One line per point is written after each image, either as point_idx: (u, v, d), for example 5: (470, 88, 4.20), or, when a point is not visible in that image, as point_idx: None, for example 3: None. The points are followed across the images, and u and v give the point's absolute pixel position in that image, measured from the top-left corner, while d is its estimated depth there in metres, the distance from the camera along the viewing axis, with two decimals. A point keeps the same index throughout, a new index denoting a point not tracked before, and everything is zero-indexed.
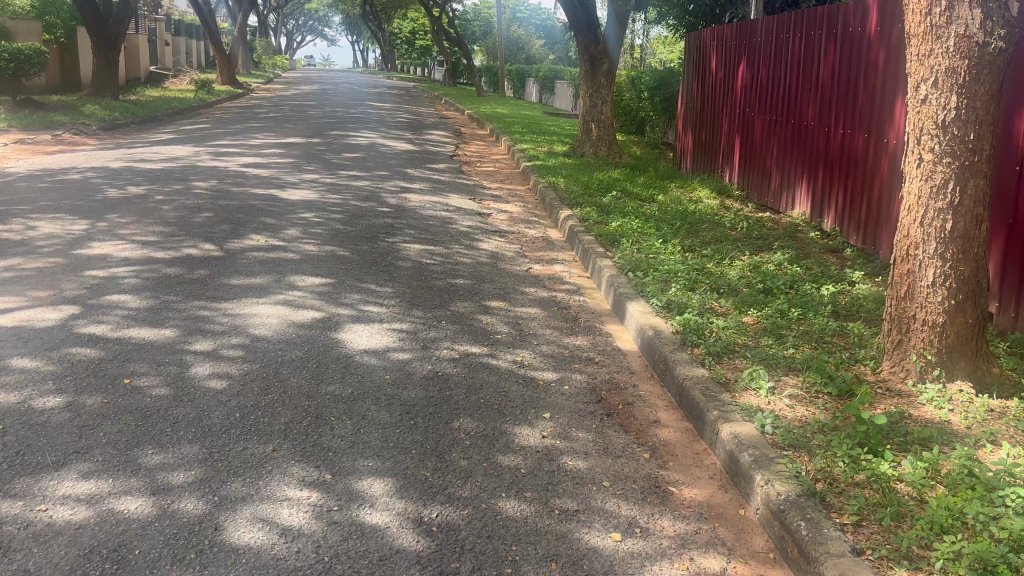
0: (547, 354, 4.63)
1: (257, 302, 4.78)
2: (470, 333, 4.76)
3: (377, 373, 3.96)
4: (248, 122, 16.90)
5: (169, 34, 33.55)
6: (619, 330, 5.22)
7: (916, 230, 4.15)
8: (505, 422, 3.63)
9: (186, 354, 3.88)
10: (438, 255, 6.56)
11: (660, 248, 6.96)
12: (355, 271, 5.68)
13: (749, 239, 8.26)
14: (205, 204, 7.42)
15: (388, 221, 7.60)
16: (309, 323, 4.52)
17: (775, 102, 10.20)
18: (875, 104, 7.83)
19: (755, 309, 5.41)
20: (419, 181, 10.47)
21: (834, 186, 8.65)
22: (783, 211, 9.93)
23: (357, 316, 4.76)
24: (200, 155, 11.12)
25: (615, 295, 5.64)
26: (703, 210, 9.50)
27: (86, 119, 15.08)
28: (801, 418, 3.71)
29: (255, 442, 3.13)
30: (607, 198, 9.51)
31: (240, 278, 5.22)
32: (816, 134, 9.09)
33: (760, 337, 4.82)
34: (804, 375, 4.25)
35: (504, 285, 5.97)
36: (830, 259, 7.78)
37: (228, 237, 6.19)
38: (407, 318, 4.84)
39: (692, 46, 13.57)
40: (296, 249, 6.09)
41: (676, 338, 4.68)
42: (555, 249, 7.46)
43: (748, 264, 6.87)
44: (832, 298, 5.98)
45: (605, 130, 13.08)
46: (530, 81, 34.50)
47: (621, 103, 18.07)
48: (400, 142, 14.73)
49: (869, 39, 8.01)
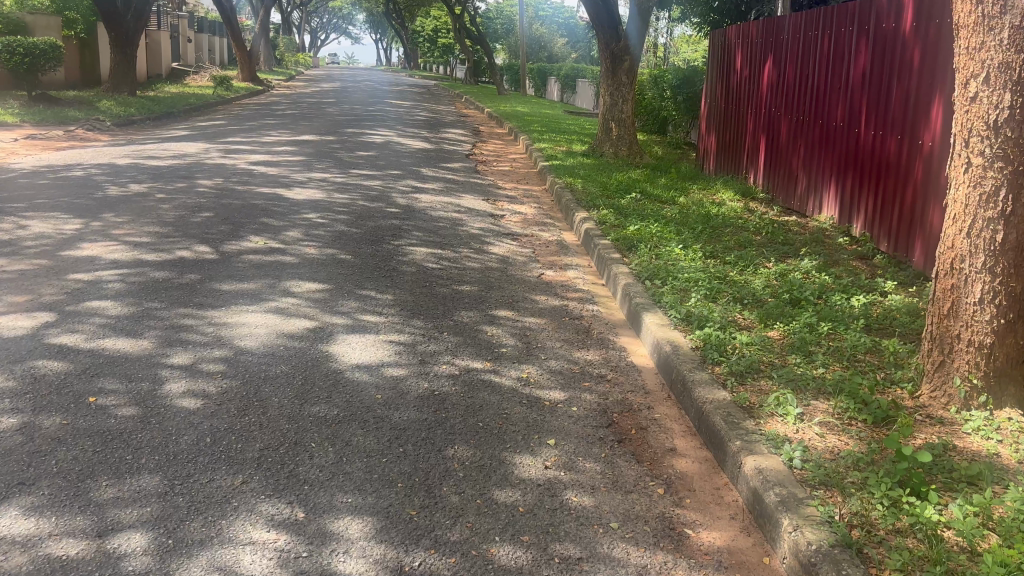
0: (554, 370, 4.29)
1: (247, 311, 4.47)
2: (473, 346, 4.43)
3: (368, 391, 3.64)
4: (263, 120, 16.70)
5: (192, 30, 33.56)
6: (634, 344, 4.87)
7: (962, 241, 3.77)
8: (505, 450, 3.30)
9: (160, 369, 3.58)
10: (445, 259, 6.23)
11: (680, 254, 6.60)
12: (354, 277, 5.37)
13: (774, 244, 7.86)
14: (207, 203, 7.16)
15: (395, 222, 7.30)
16: (299, 334, 4.21)
17: (802, 102, 9.80)
18: (909, 104, 7.41)
19: (781, 323, 5.04)
20: (432, 181, 10.17)
21: (864, 189, 8.24)
22: (809, 215, 9.53)
23: (352, 326, 4.44)
24: (211, 152, 10.89)
25: (630, 305, 5.29)
26: (725, 213, 9.11)
27: (101, 115, 14.93)
28: (833, 450, 3.35)
29: (223, 473, 2.82)
30: (626, 200, 9.15)
31: (231, 284, 4.92)
32: (846, 135, 8.68)
33: (786, 355, 4.46)
34: (835, 399, 3.88)
35: (512, 293, 5.64)
36: (860, 266, 7.37)
37: (225, 239, 5.91)
38: (406, 329, 4.52)
39: (717, 43, 13.15)
40: (295, 253, 5.79)
41: (695, 354, 4.32)
42: (569, 253, 7.12)
43: (774, 272, 6.50)
44: (863, 311, 5.59)
45: (626, 129, 12.70)
46: (552, 80, 34.15)
47: (644, 102, 17.68)
48: (416, 141, 14.44)
49: (903, 37, 7.58)
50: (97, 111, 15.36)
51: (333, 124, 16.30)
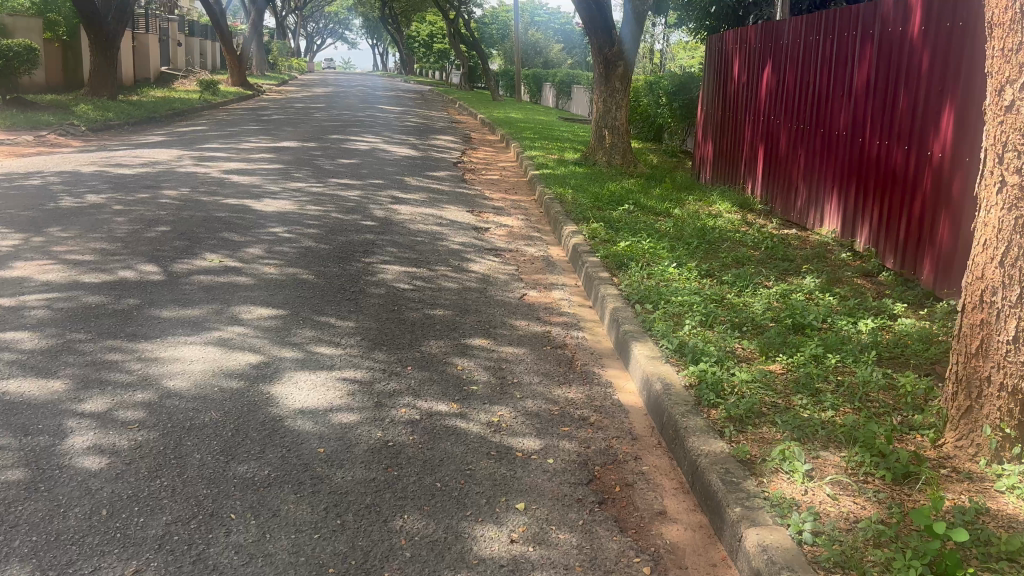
0: (531, 412, 3.78)
1: (184, 344, 3.97)
2: (439, 384, 3.92)
3: (310, 444, 3.15)
4: (246, 125, 16.21)
5: (182, 33, 33.06)
6: (621, 378, 4.38)
7: (993, 271, 3.29)
8: (464, 519, 2.80)
9: (66, 419, 3.10)
10: (418, 279, 5.74)
11: (674, 273, 6.12)
12: (314, 300, 4.88)
13: (773, 261, 7.39)
14: (166, 216, 6.68)
15: (369, 236, 6.82)
16: (240, 373, 3.71)
17: (802, 110, 9.34)
18: (917, 113, 6.95)
19: (784, 355, 4.55)
20: (415, 191, 9.69)
21: (869, 201, 7.77)
22: (810, 228, 9.07)
23: (303, 361, 3.95)
24: (183, 159, 10.41)
25: (619, 333, 4.79)
26: (722, 226, 8.64)
27: (76, 120, 14.44)
28: (850, 518, 2.86)
29: (113, 557, 2.34)
30: (617, 212, 8.69)
31: (171, 310, 4.43)
32: (849, 145, 8.22)
33: (791, 395, 3.96)
34: (848, 451, 3.37)
35: (489, 317, 5.14)
36: (865, 285, 6.90)
37: (176, 257, 5.43)
38: (364, 363, 4.01)
39: (714, 49, 12.69)
40: (252, 273, 5.30)
41: (689, 395, 3.82)
42: (555, 271, 6.62)
43: (775, 293, 6.04)
44: (874, 339, 5.10)
45: (620, 137, 12.22)
46: (548, 87, 33.67)
47: (640, 108, 17.20)
48: (403, 148, 13.95)
49: (911, 42, 7.12)
50: (72, 115, 14.88)
51: (319, 130, 15.82)
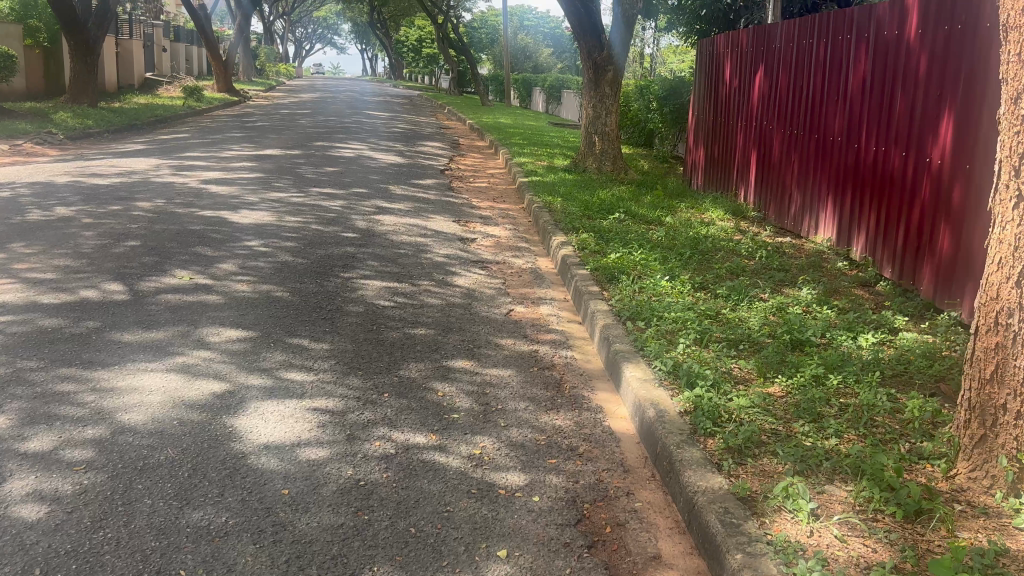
0: (515, 443, 3.53)
1: (144, 371, 3.71)
2: (418, 413, 3.66)
3: (274, 485, 2.90)
4: (229, 132, 15.92)
5: (167, 40, 32.76)
6: (612, 402, 4.13)
7: (1010, 292, 3.07)
8: (439, 570, 2.55)
9: (6, 461, 2.84)
10: (399, 295, 5.49)
11: (666, 286, 5.89)
12: (287, 320, 4.62)
13: (768, 271, 7.17)
14: (137, 229, 6.42)
15: (349, 249, 6.57)
16: (203, 403, 3.45)
17: (796, 115, 9.14)
18: (915, 118, 6.74)
19: (783, 376, 4.32)
20: (400, 200, 9.44)
21: (865, 208, 7.57)
22: (805, 236, 8.86)
23: (272, 389, 3.69)
24: (162, 169, 10.13)
25: (609, 353, 4.55)
26: (715, 234, 8.43)
27: (55, 128, 14.14)
28: (861, 563, 2.62)
29: None
30: (607, 221, 8.47)
31: (133, 333, 4.17)
32: (844, 150, 8.02)
33: (792, 421, 3.73)
34: (856, 484, 3.13)
35: (473, 335, 4.89)
36: (863, 296, 6.69)
37: (143, 274, 5.17)
38: (338, 390, 3.76)
39: (705, 54, 12.50)
40: (223, 290, 5.04)
41: (684, 423, 3.58)
42: (543, 284, 6.38)
43: (771, 306, 5.82)
44: (876, 356, 4.88)
45: (610, 143, 12.00)
46: (537, 92, 33.50)
47: (630, 113, 17.00)
48: (389, 155, 13.71)
49: (907, 46, 6.92)
50: (51, 123, 14.59)
51: (304, 137, 15.54)
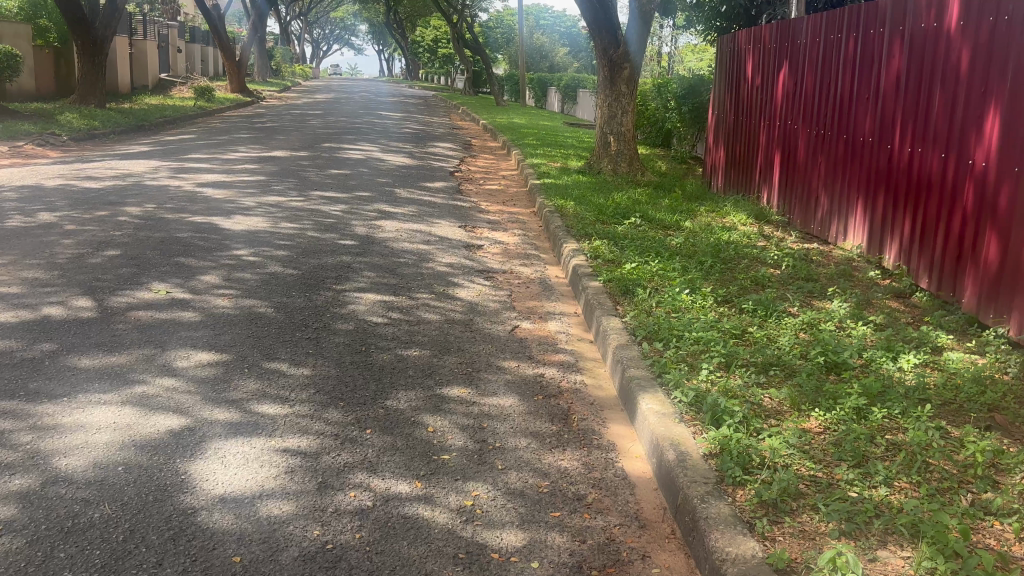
0: (513, 491, 3.07)
1: (95, 403, 3.27)
2: (405, 454, 3.21)
3: (224, 550, 2.45)
4: (237, 133, 15.57)
5: (182, 40, 32.55)
6: (626, 437, 3.66)
7: None
8: None
9: None
10: (394, 310, 5.03)
11: (687, 299, 5.41)
12: (266, 341, 4.18)
13: (796, 281, 6.66)
14: (120, 237, 6.01)
15: (345, 258, 6.13)
16: (156, 443, 3.01)
17: (823, 115, 8.61)
18: (956, 116, 6.22)
19: (820, 408, 3.83)
20: (405, 204, 9.00)
21: (899, 214, 7.04)
22: (833, 242, 8.33)
23: (239, 425, 3.24)
24: (160, 171, 9.75)
25: (623, 379, 4.07)
26: (737, 240, 7.92)
27: (59, 129, 13.82)
28: None
29: None
30: (623, 227, 7.99)
31: (91, 356, 3.72)
32: (876, 152, 7.49)
33: (832, 467, 3.24)
34: (914, 551, 2.64)
35: (473, 356, 4.43)
36: (899, 309, 6.17)
37: (117, 288, 4.75)
38: (314, 427, 3.31)
39: (725, 50, 11.97)
40: (201, 307, 4.61)
41: (709, 469, 3.10)
42: (551, 296, 5.91)
43: (801, 323, 5.32)
44: (920, 382, 4.38)
45: (626, 144, 11.50)
46: (553, 92, 33.06)
47: (648, 113, 16.48)
48: (399, 156, 13.28)
49: (947, 39, 6.40)
50: (56, 124, 14.29)
51: (313, 138, 15.16)
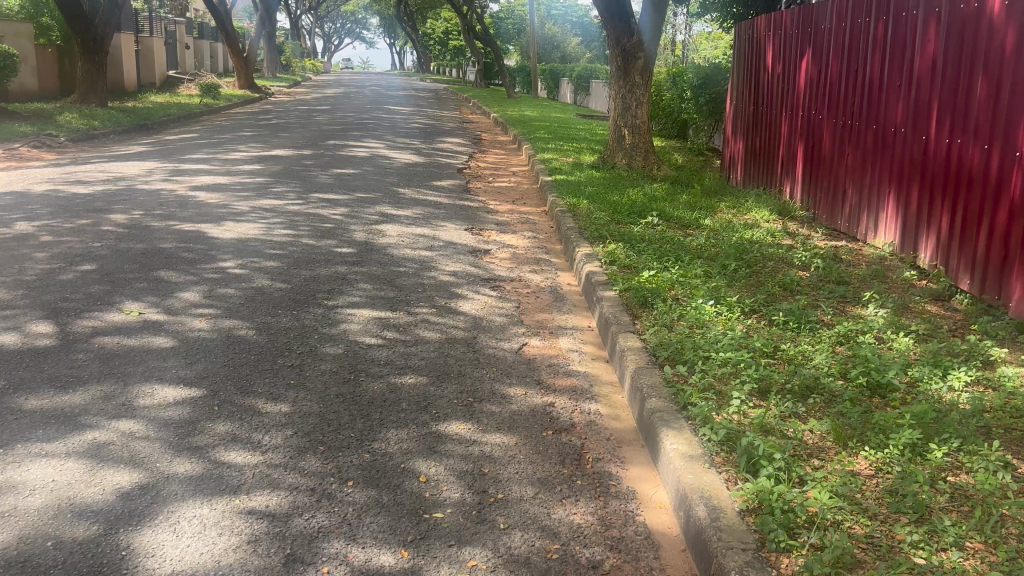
0: (516, 557, 2.61)
1: (35, 456, 2.84)
2: (390, 512, 2.76)
3: None
4: (241, 131, 15.16)
5: (190, 36, 32.24)
6: (647, 481, 3.20)
7: None
8: None
9: None
10: (389, 329, 4.58)
11: (709, 310, 4.94)
12: (244, 372, 3.75)
13: (826, 285, 6.15)
14: (98, 249, 5.61)
15: (340, 268, 5.70)
16: (100, 509, 2.58)
17: (850, 104, 8.06)
18: (1000, 105, 5.68)
19: (867, 445, 3.34)
20: (410, 205, 8.56)
21: (936, 209, 6.51)
22: (862, 239, 7.81)
23: (200, 481, 2.80)
24: (154, 173, 9.37)
25: (643, 411, 3.60)
26: (762, 239, 7.41)
27: (57, 129, 13.48)
28: None
29: None
30: (639, 227, 7.52)
31: (40, 396, 3.29)
32: (909, 143, 6.95)
33: (890, 523, 2.75)
34: None
35: (475, 383, 3.97)
36: (942, 314, 5.64)
37: (84, 310, 4.34)
38: (287, 480, 2.87)
39: (744, 37, 11.42)
40: (175, 330, 4.18)
41: (748, 531, 2.63)
42: (563, 308, 5.45)
43: (836, 336, 4.82)
44: (977, 405, 3.85)
45: (641, 137, 10.99)
46: (566, 83, 32.55)
47: (663, 104, 15.95)
48: (405, 153, 12.84)
49: (990, 19, 5.86)
50: (55, 125, 13.95)
51: (317, 135, 14.75)
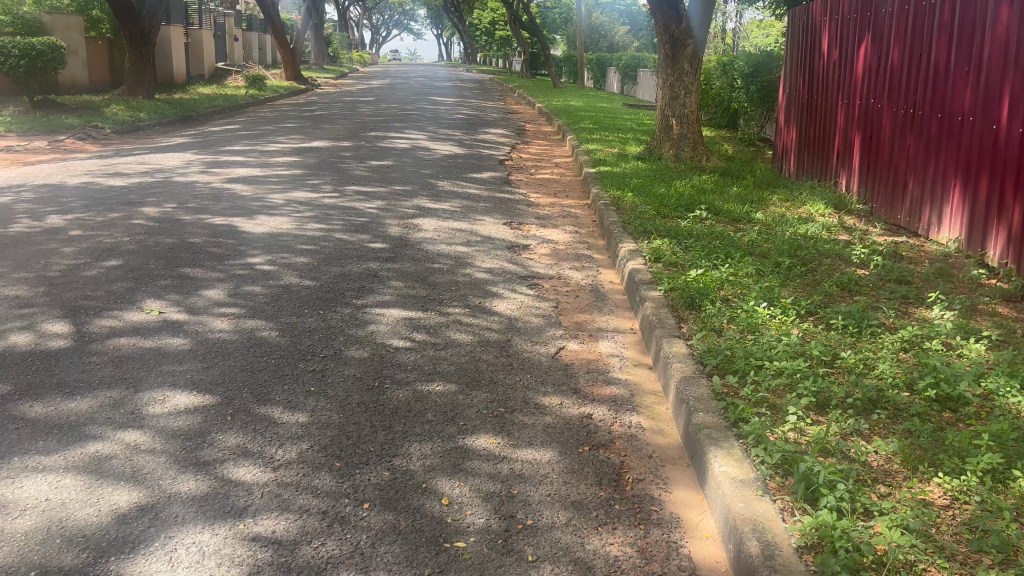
0: None
1: (31, 471, 2.66)
2: (407, 541, 2.51)
3: None
4: (283, 123, 15.06)
5: (238, 28, 32.41)
6: (693, 507, 2.91)
7: None
8: None
9: None
10: (419, 331, 4.34)
11: (760, 311, 4.60)
12: (263, 377, 3.54)
13: (886, 284, 5.74)
14: (126, 244, 5.46)
15: (371, 265, 5.48)
16: (91, 533, 2.38)
17: (913, 91, 7.58)
18: None
19: (941, 470, 2.98)
20: (448, 198, 8.33)
21: (1008, 203, 6.04)
22: (924, 234, 7.34)
23: (203, 503, 2.58)
24: (192, 165, 9.27)
25: (689, 427, 3.30)
26: (816, 234, 7.00)
27: (102, 121, 13.49)
28: None
29: None
30: (686, 221, 7.18)
31: (46, 403, 3.12)
32: (978, 132, 6.48)
33: (972, 567, 2.41)
34: None
35: (506, 391, 3.70)
36: (1015, 315, 5.20)
37: (104, 309, 4.18)
38: (299, 502, 2.64)
39: (798, 22, 10.92)
40: (195, 331, 3.99)
41: (806, 572, 2.32)
42: (604, 308, 5.16)
43: (899, 341, 4.44)
44: None
45: (689, 126, 10.58)
46: (613, 73, 32.04)
47: (712, 93, 15.46)
48: (447, 144, 12.62)
49: None
50: (101, 117, 13.98)
51: (359, 126, 14.61)
